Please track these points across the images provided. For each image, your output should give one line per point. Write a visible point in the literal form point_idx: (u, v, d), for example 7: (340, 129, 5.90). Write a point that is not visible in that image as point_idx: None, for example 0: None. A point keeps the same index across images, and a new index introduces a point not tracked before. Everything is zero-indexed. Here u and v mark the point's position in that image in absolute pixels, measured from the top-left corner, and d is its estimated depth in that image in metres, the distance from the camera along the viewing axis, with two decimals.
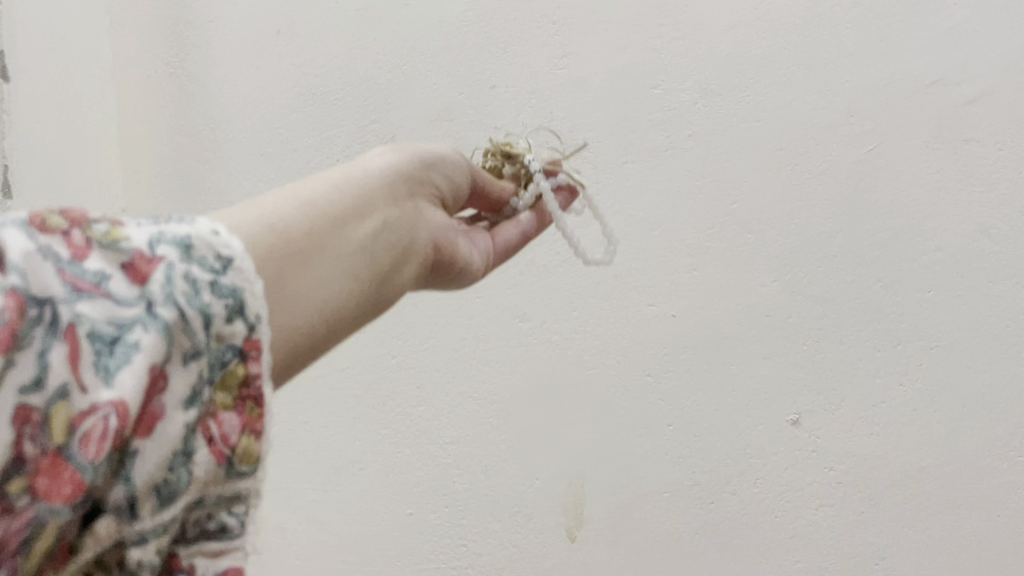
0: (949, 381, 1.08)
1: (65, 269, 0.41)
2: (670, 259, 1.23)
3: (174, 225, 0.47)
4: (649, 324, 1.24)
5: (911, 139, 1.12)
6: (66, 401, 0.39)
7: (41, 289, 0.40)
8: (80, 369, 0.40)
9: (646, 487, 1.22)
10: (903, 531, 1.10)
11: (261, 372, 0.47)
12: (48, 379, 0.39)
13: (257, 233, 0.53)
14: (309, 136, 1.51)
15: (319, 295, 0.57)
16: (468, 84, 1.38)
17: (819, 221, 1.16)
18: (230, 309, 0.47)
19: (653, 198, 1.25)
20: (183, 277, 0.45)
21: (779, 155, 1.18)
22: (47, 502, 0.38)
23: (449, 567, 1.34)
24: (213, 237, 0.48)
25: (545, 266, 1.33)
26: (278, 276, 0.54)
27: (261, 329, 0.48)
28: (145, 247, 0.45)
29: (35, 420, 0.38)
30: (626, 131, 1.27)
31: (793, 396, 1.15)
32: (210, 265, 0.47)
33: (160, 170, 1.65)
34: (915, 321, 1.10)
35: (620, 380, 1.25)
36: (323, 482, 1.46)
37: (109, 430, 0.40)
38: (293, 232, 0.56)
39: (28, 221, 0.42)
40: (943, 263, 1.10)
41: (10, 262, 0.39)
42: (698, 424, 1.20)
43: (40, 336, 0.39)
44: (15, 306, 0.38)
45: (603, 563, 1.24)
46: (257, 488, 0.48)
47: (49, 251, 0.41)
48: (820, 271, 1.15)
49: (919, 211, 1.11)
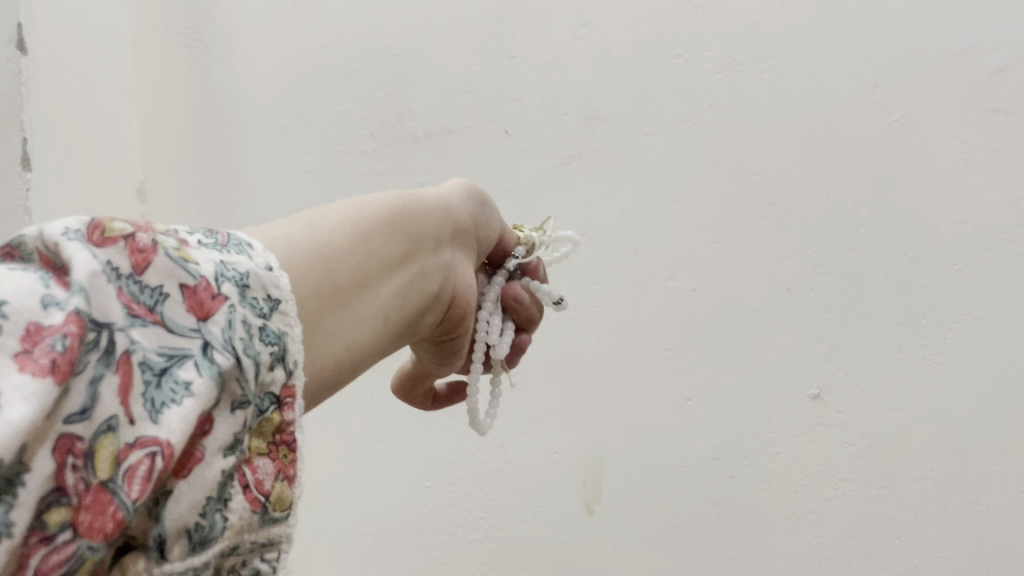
0: (975, 357, 1.06)
1: (123, 289, 0.43)
2: (691, 232, 1.22)
3: (236, 255, 0.49)
4: (669, 297, 1.23)
5: (940, 109, 1.09)
6: (114, 433, 0.39)
7: (103, 313, 0.41)
8: (130, 402, 0.40)
9: (665, 462, 1.22)
10: (926, 509, 1.07)
11: (296, 420, 0.49)
12: (96, 410, 0.39)
13: (324, 258, 0.57)
14: (328, 109, 1.51)
15: (358, 323, 0.59)
16: (486, 55, 1.37)
17: (842, 193, 1.13)
18: (275, 358, 0.48)
19: (673, 170, 1.23)
20: (241, 321, 0.47)
21: (802, 126, 1.16)
22: (88, 539, 0.38)
23: (467, 540, 1.35)
24: (271, 268, 0.51)
25: (563, 239, 1.31)
26: (330, 304, 0.56)
27: (297, 376, 0.50)
28: (210, 278, 0.46)
29: (78, 451, 0.38)
30: (647, 102, 1.25)
31: (815, 370, 1.14)
32: (263, 308, 0.49)
33: (178, 143, 1.65)
34: (940, 296, 1.08)
35: (641, 354, 1.25)
36: (341, 455, 1.47)
37: (154, 470, 0.40)
38: (352, 263, 0.60)
39: (85, 232, 0.43)
40: (969, 236, 1.07)
41: (76, 280, 0.40)
42: (719, 398, 1.19)
43: (95, 361, 0.40)
44: (75, 331, 0.38)
45: (620, 537, 1.24)
46: (288, 534, 0.48)
47: (112, 267, 0.43)
48: (843, 244, 1.13)
49: (945, 182, 1.08)
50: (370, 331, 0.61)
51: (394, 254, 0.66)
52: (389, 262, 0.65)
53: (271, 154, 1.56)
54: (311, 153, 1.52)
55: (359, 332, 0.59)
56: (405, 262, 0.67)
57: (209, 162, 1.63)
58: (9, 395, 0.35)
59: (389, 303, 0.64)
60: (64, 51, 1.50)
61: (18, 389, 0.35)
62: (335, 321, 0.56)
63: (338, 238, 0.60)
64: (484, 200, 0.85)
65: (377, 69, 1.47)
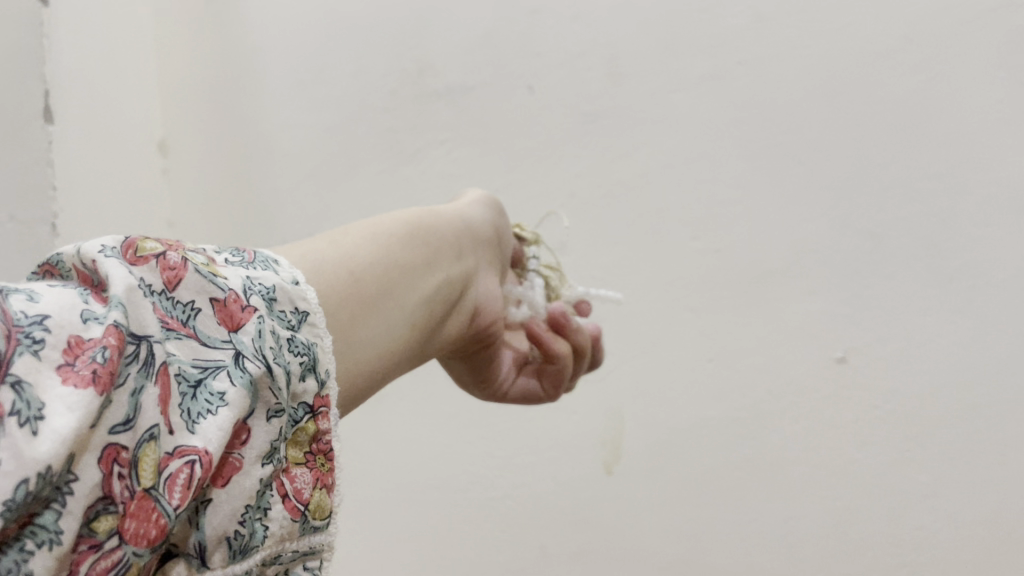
0: (1003, 321, 1.03)
1: (158, 303, 0.50)
2: (715, 192, 1.21)
3: (262, 274, 0.57)
4: (693, 258, 1.23)
5: (975, 65, 1.05)
6: (155, 442, 0.45)
7: (140, 326, 0.47)
8: (169, 413, 0.46)
9: (685, 421, 1.23)
10: (949, 473, 1.06)
11: (330, 428, 0.56)
12: (139, 419, 0.44)
13: (343, 276, 0.65)
14: (348, 64, 1.50)
15: (382, 333, 0.67)
16: (508, 9, 1.35)
17: (870, 152, 1.11)
18: (304, 367, 0.55)
19: (698, 128, 1.22)
20: (270, 332, 0.54)
21: (830, 83, 1.13)
22: (134, 545, 0.42)
23: (486, 496, 1.37)
24: (293, 280, 0.59)
25: (585, 198, 1.30)
26: (354, 316, 0.64)
27: (328, 386, 0.57)
28: (238, 292, 0.54)
29: (122, 460, 0.43)
30: (672, 59, 1.23)
31: (839, 332, 1.13)
32: (289, 319, 0.57)
33: (198, 97, 1.65)
34: (969, 258, 1.06)
35: (663, 312, 1.25)
36: (365, 411, 1.50)
37: (192, 478, 0.45)
38: (371, 279, 0.68)
39: (124, 255, 0.52)
40: (1001, 197, 1.04)
41: (113, 294, 0.47)
42: (741, 359, 1.19)
43: (135, 373, 0.45)
44: (114, 343, 0.44)
45: (639, 495, 1.25)
46: (325, 540, 0.56)
47: (148, 286, 0.50)
48: (870, 204, 1.11)
49: (978, 142, 1.05)
50: (396, 330, 0.69)
51: (412, 264, 0.75)
52: (408, 270, 0.74)
53: (292, 110, 1.56)
54: (333, 110, 1.52)
55: (384, 328, 0.68)
56: (424, 272, 0.76)
57: (230, 117, 1.62)
58: (54, 405, 0.39)
59: (412, 304, 0.72)
60: (87, 11, 1.50)
61: (64, 400, 0.40)
62: (363, 319, 0.65)
63: (358, 250, 0.70)
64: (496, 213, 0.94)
65: (398, 24, 1.45)
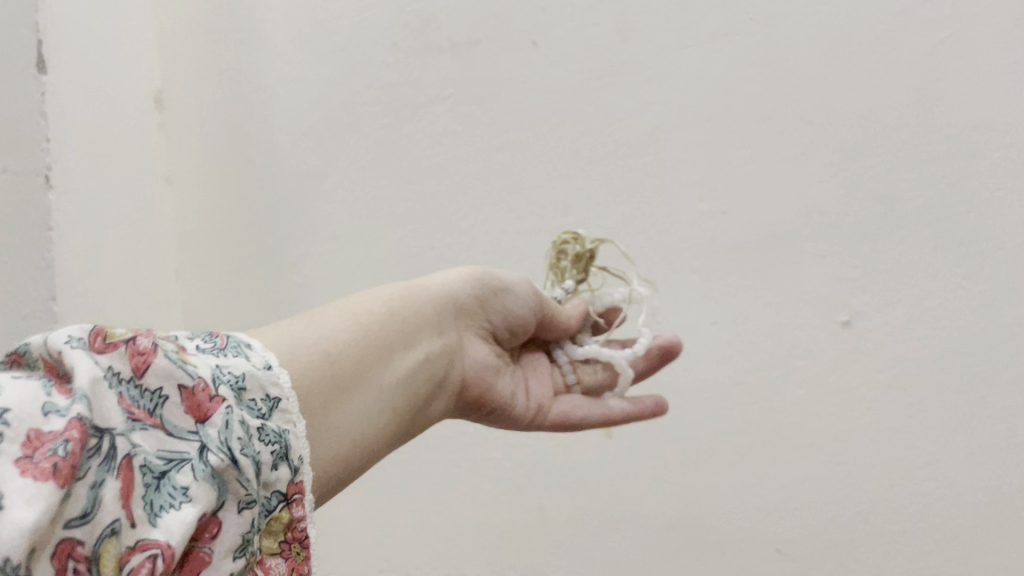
0: (1012, 285, 1.04)
1: (124, 394, 0.57)
2: (725, 153, 1.18)
3: (233, 364, 0.66)
4: (699, 220, 1.20)
5: (994, 25, 1.04)
6: (116, 536, 0.51)
7: (103, 419, 0.54)
8: (131, 506, 0.53)
9: (689, 385, 1.22)
10: (951, 436, 1.07)
11: (303, 515, 0.66)
12: (96, 513, 0.51)
13: (321, 377, 0.76)
14: (349, 17, 1.47)
15: (347, 430, 0.77)
16: None
17: (884, 113, 1.09)
18: (275, 456, 0.64)
19: (707, 87, 1.19)
20: (239, 424, 0.61)
21: (845, 42, 1.11)
22: None
23: (485, 458, 1.37)
24: (268, 372, 0.69)
25: (589, 158, 1.27)
26: (325, 409, 0.75)
27: (301, 474, 0.67)
28: (207, 378, 0.62)
29: (78, 555, 0.50)
30: (683, 14, 1.20)
31: (846, 297, 1.12)
32: (261, 410, 0.66)
33: (192, 54, 1.62)
34: (980, 221, 1.05)
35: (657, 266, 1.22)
36: None
37: (153, 571, 0.51)
38: (343, 373, 0.79)
39: (93, 346, 0.58)
40: (1015, 160, 1.03)
41: (77, 387, 0.53)
42: (746, 324, 1.18)
43: (95, 466, 0.52)
44: (74, 437, 0.50)
45: (643, 458, 1.25)
46: None
47: (115, 373, 0.57)
48: (882, 167, 1.09)
49: (994, 104, 1.04)
50: (369, 418, 0.81)
51: (386, 353, 0.85)
52: (383, 361, 0.84)
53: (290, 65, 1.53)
54: (331, 63, 1.48)
55: (355, 418, 0.79)
56: (400, 357, 0.87)
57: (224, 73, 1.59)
58: (12, 497, 0.45)
59: (385, 390, 0.83)
60: None
61: (21, 492, 0.46)
62: (336, 412, 0.77)
63: (336, 346, 0.80)
64: (488, 273, 0.99)
65: None
